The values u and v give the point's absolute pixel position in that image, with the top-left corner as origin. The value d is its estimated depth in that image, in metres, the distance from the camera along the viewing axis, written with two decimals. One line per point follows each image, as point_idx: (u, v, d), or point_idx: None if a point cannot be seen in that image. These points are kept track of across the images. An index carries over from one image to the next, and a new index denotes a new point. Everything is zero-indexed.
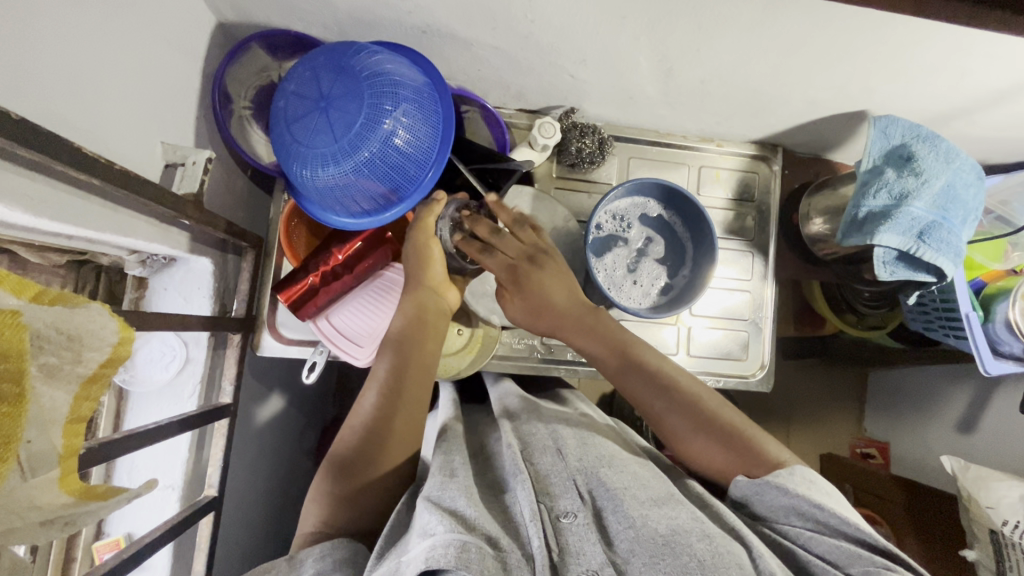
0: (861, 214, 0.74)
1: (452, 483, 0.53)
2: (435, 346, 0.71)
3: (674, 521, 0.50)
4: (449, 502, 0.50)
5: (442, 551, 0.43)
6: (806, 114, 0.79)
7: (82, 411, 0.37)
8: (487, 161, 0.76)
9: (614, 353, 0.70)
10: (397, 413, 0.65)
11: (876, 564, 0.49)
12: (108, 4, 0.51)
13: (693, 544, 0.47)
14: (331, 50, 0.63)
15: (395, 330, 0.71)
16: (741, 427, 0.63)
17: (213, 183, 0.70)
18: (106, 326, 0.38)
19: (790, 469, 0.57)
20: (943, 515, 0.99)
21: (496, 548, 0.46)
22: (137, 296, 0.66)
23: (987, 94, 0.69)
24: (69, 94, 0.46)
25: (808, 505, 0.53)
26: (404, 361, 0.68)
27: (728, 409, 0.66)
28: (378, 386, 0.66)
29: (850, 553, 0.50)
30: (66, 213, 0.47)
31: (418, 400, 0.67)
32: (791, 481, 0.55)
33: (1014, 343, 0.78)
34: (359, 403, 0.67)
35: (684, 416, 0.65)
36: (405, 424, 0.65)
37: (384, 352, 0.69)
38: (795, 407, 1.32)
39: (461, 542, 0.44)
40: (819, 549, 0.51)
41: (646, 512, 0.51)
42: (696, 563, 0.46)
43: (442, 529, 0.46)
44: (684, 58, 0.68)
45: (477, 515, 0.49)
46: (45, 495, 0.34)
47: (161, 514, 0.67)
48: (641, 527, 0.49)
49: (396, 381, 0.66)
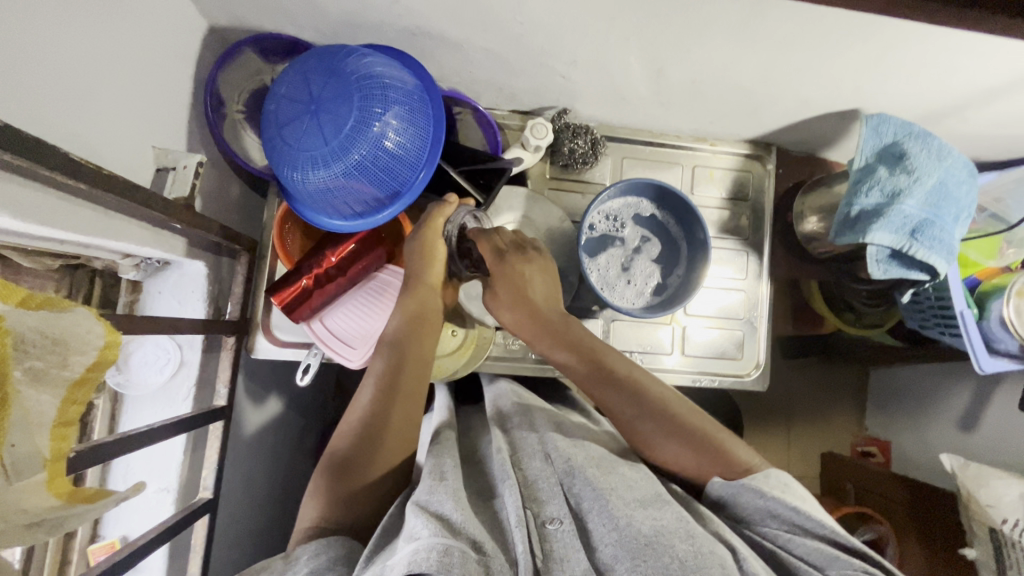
0: (853, 212, 0.74)
1: (441, 487, 0.54)
2: (431, 342, 0.71)
3: (658, 521, 0.50)
4: (436, 507, 0.50)
5: (425, 555, 0.43)
6: (799, 113, 0.79)
7: (70, 414, 0.37)
8: (478, 162, 0.77)
9: (587, 362, 0.70)
10: (393, 413, 0.65)
11: (854, 566, 0.49)
12: (98, 9, 0.51)
13: (675, 545, 0.48)
14: (322, 54, 0.63)
15: (391, 330, 0.70)
16: (716, 434, 0.63)
17: (206, 186, 0.70)
18: (93, 330, 0.38)
19: (766, 473, 0.58)
20: (942, 513, 0.99)
21: (479, 552, 0.46)
22: (131, 299, 0.67)
23: (979, 91, 0.69)
24: (58, 99, 0.46)
25: (784, 508, 0.53)
26: (400, 356, 0.68)
27: (698, 414, 0.66)
28: (373, 382, 0.67)
29: (829, 555, 0.50)
30: (58, 218, 0.47)
31: (414, 399, 0.67)
32: (767, 484, 0.56)
33: (1008, 340, 0.78)
34: (355, 399, 0.67)
35: (660, 425, 0.64)
36: (401, 420, 0.65)
37: (380, 351, 0.69)
38: (795, 407, 1.31)
39: (445, 546, 0.44)
40: (798, 550, 0.52)
41: (631, 513, 0.51)
42: (678, 563, 0.46)
43: (426, 532, 0.46)
44: (673, 58, 0.68)
45: (463, 519, 0.49)
46: (31, 498, 0.34)
47: (156, 515, 0.67)
48: (625, 527, 0.50)
49: (393, 379, 0.67)
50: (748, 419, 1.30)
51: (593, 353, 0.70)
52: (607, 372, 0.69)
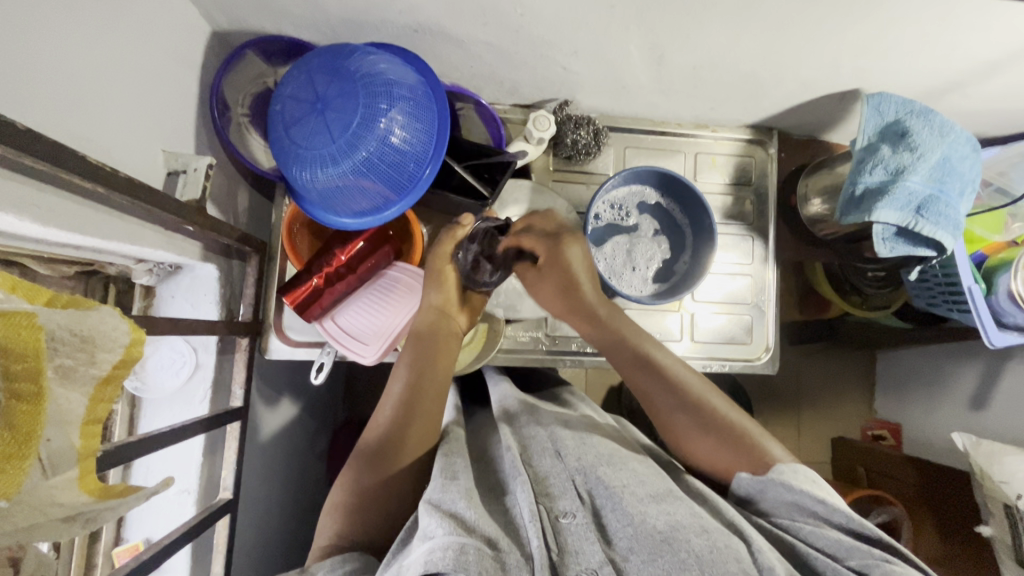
0: (858, 191, 0.74)
1: (453, 485, 0.54)
2: (448, 363, 0.72)
3: (672, 516, 0.50)
4: (449, 505, 0.51)
5: (440, 554, 0.43)
6: (799, 96, 0.80)
7: (98, 412, 0.38)
8: (484, 156, 0.78)
9: (625, 349, 0.72)
10: (410, 430, 0.66)
11: (875, 557, 0.49)
12: (106, 15, 0.52)
13: (691, 540, 0.47)
14: (326, 53, 0.64)
15: (408, 348, 0.72)
16: (732, 415, 0.65)
17: (215, 190, 0.71)
18: (119, 327, 0.39)
19: (794, 468, 0.58)
20: (958, 491, 0.99)
21: (495, 548, 0.47)
22: (146, 304, 0.68)
23: (980, 66, 0.69)
24: (70, 106, 0.47)
25: (811, 499, 0.54)
26: (420, 382, 0.69)
27: (736, 411, 0.66)
28: (393, 404, 0.68)
29: (851, 546, 0.50)
30: (75, 224, 0.48)
31: (431, 416, 0.68)
32: (795, 479, 0.56)
33: (1017, 314, 0.78)
34: (375, 419, 0.69)
35: (689, 416, 0.66)
36: (420, 437, 0.66)
37: (398, 370, 0.70)
38: (804, 392, 1.31)
39: (460, 545, 0.45)
40: (820, 543, 0.52)
41: (644, 509, 0.51)
42: (694, 557, 0.46)
43: (441, 532, 0.46)
44: (673, 44, 0.68)
45: (477, 517, 0.49)
46: (66, 493, 0.35)
47: (178, 516, 0.68)
48: (640, 524, 0.49)
49: (412, 398, 0.68)
50: (758, 406, 1.30)
51: (630, 342, 0.72)
52: (637, 360, 0.70)
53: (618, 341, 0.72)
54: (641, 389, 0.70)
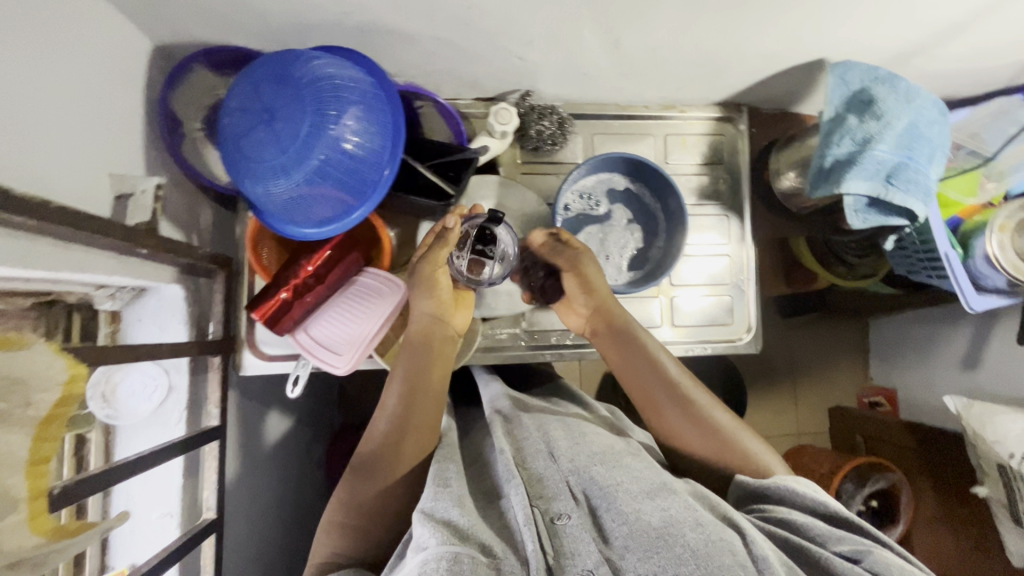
0: (827, 163, 0.73)
1: (445, 493, 0.54)
2: (442, 373, 0.71)
3: (667, 511, 0.49)
4: (443, 513, 0.50)
5: (434, 566, 0.43)
6: (763, 70, 0.78)
7: (44, 452, 0.37)
8: (445, 154, 0.76)
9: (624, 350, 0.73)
10: (404, 445, 0.65)
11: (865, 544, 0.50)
12: (35, 40, 0.50)
13: (686, 535, 0.47)
14: (271, 61, 0.62)
15: (402, 361, 0.70)
16: (723, 417, 0.68)
17: (173, 208, 0.70)
18: (53, 364, 0.38)
19: (795, 476, 0.61)
20: (954, 454, 0.99)
21: (489, 556, 0.47)
22: (112, 330, 0.65)
23: (944, 28, 0.67)
24: (4, 140, 0.46)
25: (810, 498, 0.56)
26: (413, 393, 0.67)
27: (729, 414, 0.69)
28: (388, 419, 0.66)
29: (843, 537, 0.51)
30: (22, 259, 0.47)
31: (426, 427, 0.66)
32: (795, 482, 0.58)
33: (994, 277, 0.78)
34: (369, 432, 0.67)
35: (683, 412, 0.68)
36: (413, 451, 0.65)
37: (392, 382, 0.69)
38: (799, 364, 1.31)
39: (453, 554, 0.44)
40: (811, 533, 0.52)
41: (639, 506, 0.50)
42: (690, 552, 0.45)
43: (434, 542, 0.46)
44: (629, 27, 0.66)
45: (470, 523, 0.49)
46: (13, 537, 0.34)
47: (162, 540, 0.67)
48: (634, 521, 0.49)
49: (406, 412, 0.66)
50: (753, 382, 1.29)
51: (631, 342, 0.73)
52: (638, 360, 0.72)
53: (619, 342, 0.73)
54: (638, 387, 0.71)
